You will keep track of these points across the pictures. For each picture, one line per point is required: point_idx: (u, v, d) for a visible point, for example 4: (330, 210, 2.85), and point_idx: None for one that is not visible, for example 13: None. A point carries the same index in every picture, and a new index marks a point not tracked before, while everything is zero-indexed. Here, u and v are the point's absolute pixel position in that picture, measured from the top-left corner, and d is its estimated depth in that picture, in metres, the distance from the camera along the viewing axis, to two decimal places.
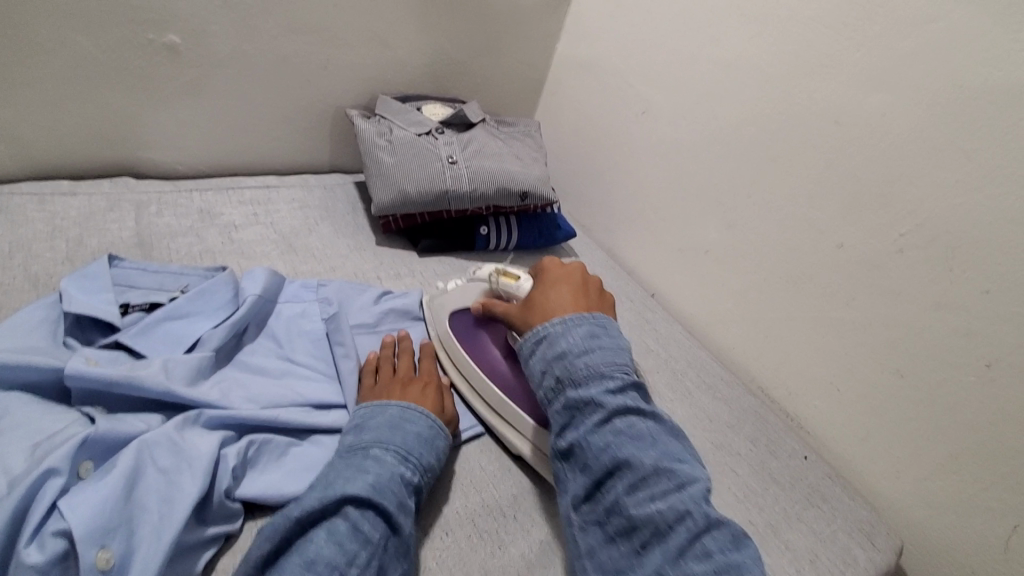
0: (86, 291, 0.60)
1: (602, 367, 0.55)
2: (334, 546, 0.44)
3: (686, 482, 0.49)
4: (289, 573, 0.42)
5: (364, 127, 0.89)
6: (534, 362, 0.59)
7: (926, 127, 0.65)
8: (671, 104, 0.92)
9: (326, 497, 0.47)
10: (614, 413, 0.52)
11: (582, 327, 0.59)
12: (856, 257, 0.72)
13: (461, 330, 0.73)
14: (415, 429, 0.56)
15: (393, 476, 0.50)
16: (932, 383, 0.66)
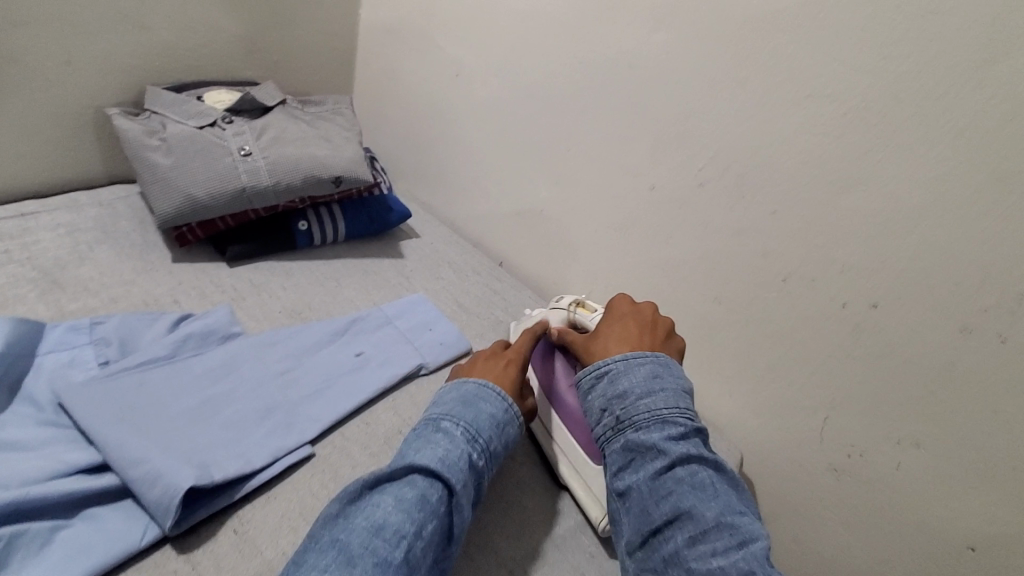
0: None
1: (664, 411, 0.51)
2: (401, 513, 0.43)
3: (751, 540, 0.44)
4: (353, 539, 0.41)
5: (127, 126, 0.75)
6: (591, 398, 0.55)
7: (704, 62, 0.66)
8: (481, 63, 0.88)
9: (394, 469, 0.47)
10: (679, 461, 0.48)
11: (644, 366, 0.54)
12: (667, 196, 0.74)
13: (534, 356, 0.72)
14: (489, 411, 0.55)
15: (464, 454, 0.50)
16: (745, 305, 0.71)
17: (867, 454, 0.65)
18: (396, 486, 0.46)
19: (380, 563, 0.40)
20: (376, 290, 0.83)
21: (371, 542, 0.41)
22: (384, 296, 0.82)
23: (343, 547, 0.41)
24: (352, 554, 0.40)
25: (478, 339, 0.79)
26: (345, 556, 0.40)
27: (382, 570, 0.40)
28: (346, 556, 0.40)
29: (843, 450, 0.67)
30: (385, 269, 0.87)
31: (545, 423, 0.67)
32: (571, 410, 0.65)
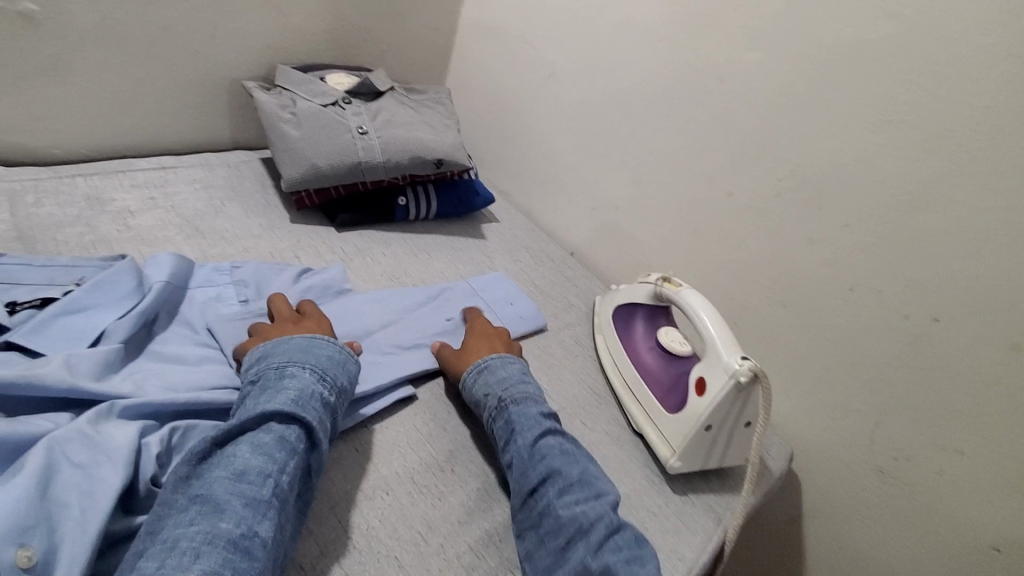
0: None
1: (535, 393, 0.63)
2: (262, 457, 0.46)
3: (603, 492, 0.55)
4: (218, 486, 0.44)
5: (264, 99, 0.85)
6: (475, 389, 0.63)
7: (792, 82, 0.72)
8: (574, 66, 0.95)
9: (245, 418, 0.48)
10: (548, 432, 0.59)
11: (516, 364, 0.67)
12: (743, 203, 0.79)
13: (619, 321, 0.80)
14: (325, 354, 0.58)
15: (309, 396, 0.52)
16: (809, 310, 0.76)
17: (912, 458, 0.71)
18: (251, 433, 0.48)
19: (251, 502, 0.44)
20: (463, 266, 0.91)
21: (235, 487, 0.44)
22: (469, 271, 0.90)
23: (209, 496, 0.43)
24: (219, 502, 0.43)
25: (553, 318, 0.86)
26: (211, 504, 0.43)
27: (253, 509, 0.43)
28: (211, 506, 0.43)
29: (890, 454, 0.73)
30: (470, 248, 0.95)
31: (622, 375, 0.75)
32: (653, 369, 0.72)
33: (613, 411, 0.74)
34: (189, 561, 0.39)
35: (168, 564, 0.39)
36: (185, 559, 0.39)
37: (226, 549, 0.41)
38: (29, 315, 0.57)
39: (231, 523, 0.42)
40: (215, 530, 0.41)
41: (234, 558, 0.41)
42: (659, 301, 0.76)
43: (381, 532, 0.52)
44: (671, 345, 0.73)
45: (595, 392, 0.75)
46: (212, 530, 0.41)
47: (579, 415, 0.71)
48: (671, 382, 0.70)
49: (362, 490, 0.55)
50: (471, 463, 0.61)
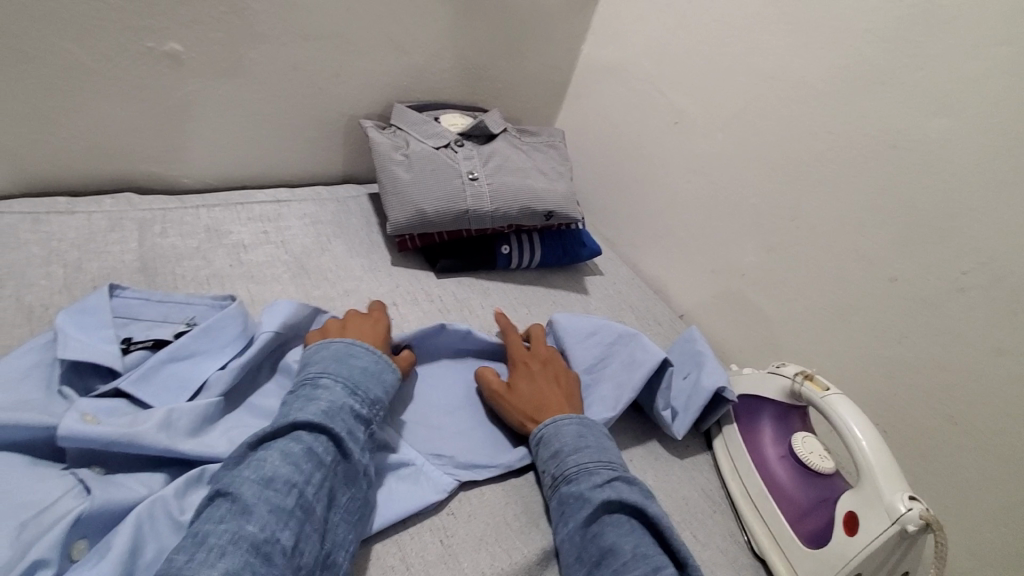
0: (85, 331, 0.55)
1: (590, 463, 0.56)
2: (290, 464, 0.45)
3: (664, 569, 0.47)
4: (246, 488, 0.43)
5: (379, 139, 0.83)
6: (535, 459, 0.60)
7: (993, 158, 0.59)
8: (707, 116, 0.86)
9: (277, 422, 0.48)
10: (601, 507, 0.52)
11: (571, 426, 0.60)
12: (910, 293, 0.67)
13: (741, 413, 0.70)
14: (362, 365, 0.56)
15: (342, 408, 0.51)
16: (992, 433, 0.62)
17: None
18: (279, 440, 0.47)
19: (277, 509, 0.42)
20: None
21: (264, 491, 0.43)
22: None
23: (238, 498, 0.42)
24: (246, 503, 0.42)
25: None
26: (239, 505, 0.42)
27: (278, 516, 0.42)
28: (239, 506, 0.41)
29: None
30: (571, 304, 0.88)
31: (744, 483, 0.65)
32: (783, 484, 0.61)
33: (729, 523, 0.64)
34: (215, 557, 0.38)
35: (195, 559, 0.37)
36: (211, 556, 0.38)
37: (249, 552, 0.39)
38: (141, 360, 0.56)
39: (257, 526, 0.41)
40: (242, 531, 0.40)
41: (256, 562, 0.39)
42: (796, 400, 0.65)
43: None
44: (809, 458, 0.62)
45: (708, 496, 0.66)
46: (238, 531, 0.40)
47: (690, 526, 0.61)
48: (807, 505, 0.59)
49: None
50: None
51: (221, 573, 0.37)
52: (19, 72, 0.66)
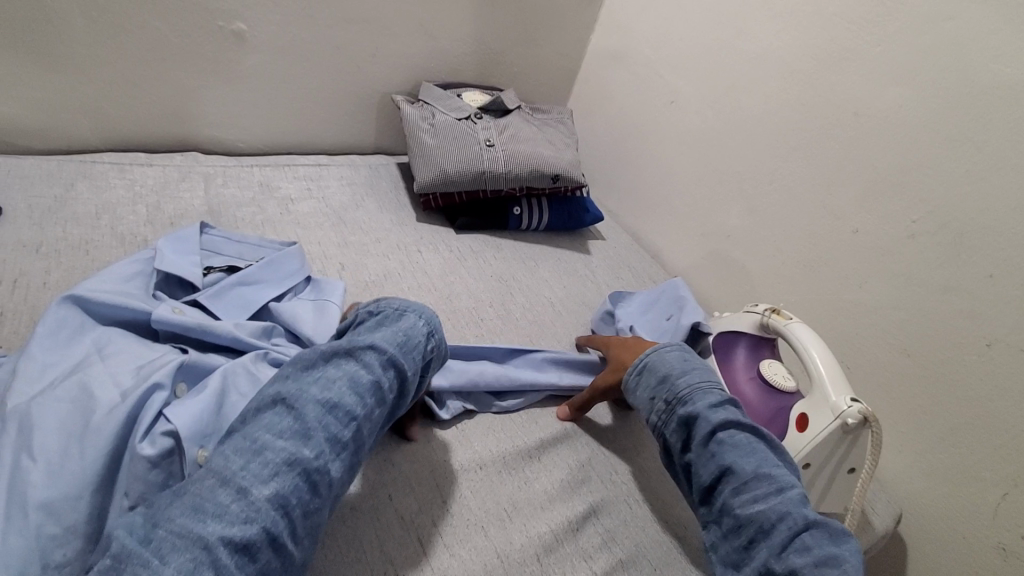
0: (177, 252, 0.67)
1: (704, 386, 0.60)
2: (354, 397, 0.49)
3: (788, 489, 0.52)
4: (308, 410, 0.47)
5: (408, 110, 0.96)
6: (638, 387, 0.64)
7: (937, 121, 0.69)
8: (699, 94, 0.96)
9: (352, 349, 0.52)
10: (720, 426, 0.56)
11: (674, 353, 0.65)
12: (870, 242, 0.76)
13: (718, 347, 0.79)
14: (428, 316, 0.59)
15: (412, 355, 0.55)
16: (938, 362, 0.71)
17: None
18: (351, 366, 0.51)
19: (331, 440, 0.46)
20: (567, 277, 0.95)
21: (324, 418, 0.47)
22: (573, 283, 0.94)
23: (300, 417, 0.46)
24: (308, 428, 0.46)
25: None
26: (300, 426, 0.46)
27: (331, 447, 0.46)
28: (299, 428, 0.46)
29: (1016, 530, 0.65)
30: (575, 261, 0.99)
31: None
32: (752, 400, 0.71)
33: None
34: (268, 475, 0.43)
35: (252, 470, 0.43)
36: (266, 471, 0.43)
37: (300, 476, 0.44)
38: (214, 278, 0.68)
39: (312, 452, 0.45)
40: (298, 454, 0.44)
41: (303, 488, 0.44)
42: (766, 332, 0.74)
43: (472, 503, 0.57)
44: (774, 378, 0.71)
45: None
46: (297, 452, 0.44)
47: None
48: (772, 416, 0.68)
49: (458, 461, 0.60)
50: (558, 458, 0.64)
51: (269, 494, 0.42)
52: (116, 44, 0.80)
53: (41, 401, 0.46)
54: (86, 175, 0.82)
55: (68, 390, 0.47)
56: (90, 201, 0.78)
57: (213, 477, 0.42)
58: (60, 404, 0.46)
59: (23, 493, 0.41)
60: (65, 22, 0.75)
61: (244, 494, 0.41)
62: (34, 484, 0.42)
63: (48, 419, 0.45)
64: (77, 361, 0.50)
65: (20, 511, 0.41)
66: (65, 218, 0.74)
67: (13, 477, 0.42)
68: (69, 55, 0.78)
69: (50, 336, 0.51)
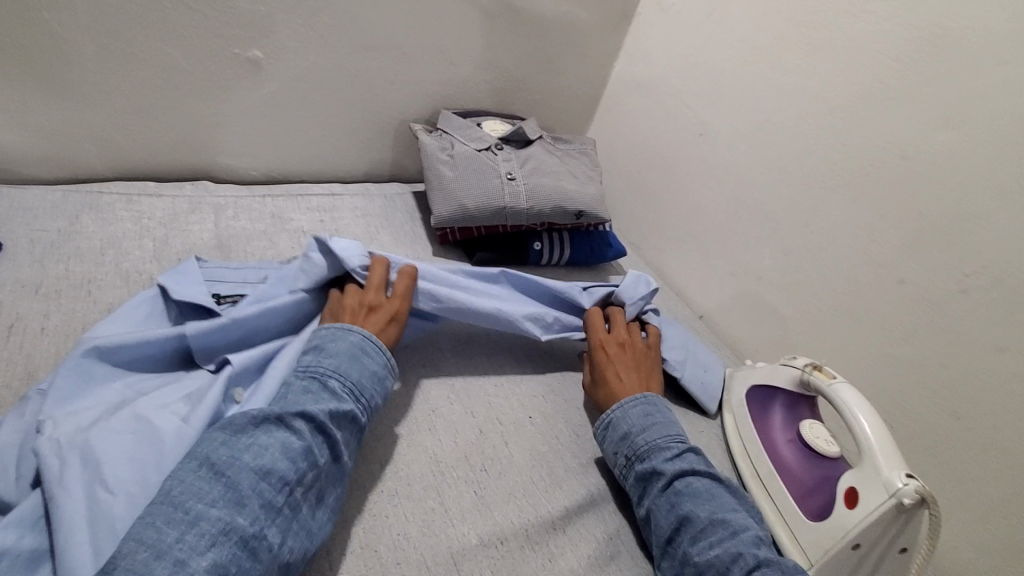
0: (182, 284, 0.64)
1: (659, 441, 0.62)
2: (288, 461, 0.47)
3: (739, 531, 0.54)
4: (239, 475, 0.45)
5: (427, 140, 0.92)
6: (606, 444, 0.65)
7: (995, 169, 0.64)
8: (730, 128, 0.92)
9: (285, 412, 0.49)
10: (675, 476, 0.59)
11: (637, 407, 0.66)
12: (918, 294, 0.71)
13: (754, 403, 0.74)
14: (373, 364, 0.58)
15: (345, 415, 0.53)
16: (994, 427, 0.66)
17: None
18: (283, 427, 0.49)
19: (266, 505, 0.44)
20: None
21: (258, 484, 0.45)
22: None
23: (231, 484, 0.44)
24: (241, 494, 0.44)
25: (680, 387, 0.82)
26: (234, 492, 0.44)
27: (266, 513, 0.44)
28: (234, 495, 0.44)
29: None
30: None
31: (754, 464, 0.69)
32: (791, 465, 0.66)
33: None
34: (205, 546, 0.41)
35: (186, 542, 0.40)
36: (201, 542, 0.41)
37: (237, 544, 0.42)
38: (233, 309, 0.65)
39: (247, 520, 0.43)
40: (232, 522, 0.42)
41: (241, 556, 0.42)
42: (805, 389, 0.70)
43: None
44: (816, 441, 0.66)
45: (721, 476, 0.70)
46: (231, 521, 0.42)
47: None
48: (814, 484, 0.63)
49: (478, 534, 0.55)
50: (584, 528, 0.60)
51: (208, 565, 0.40)
52: (127, 72, 0.77)
53: (101, 435, 0.47)
54: (92, 206, 0.78)
55: (127, 421, 0.49)
56: (95, 236, 0.75)
57: (145, 551, 0.39)
58: (124, 436, 0.48)
59: (109, 526, 0.42)
60: (75, 50, 0.72)
61: (181, 567, 0.39)
62: (122, 517, 0.43)
63: (115, 449, 0.46)
64: (122, 398, 0.53)
65: (114, 540, 0.42)
66: (68, 254, 0.71)
67: (96, 511, 0.43)
68: (79, 84, 0.75)
69: (71, 382, 0.51)
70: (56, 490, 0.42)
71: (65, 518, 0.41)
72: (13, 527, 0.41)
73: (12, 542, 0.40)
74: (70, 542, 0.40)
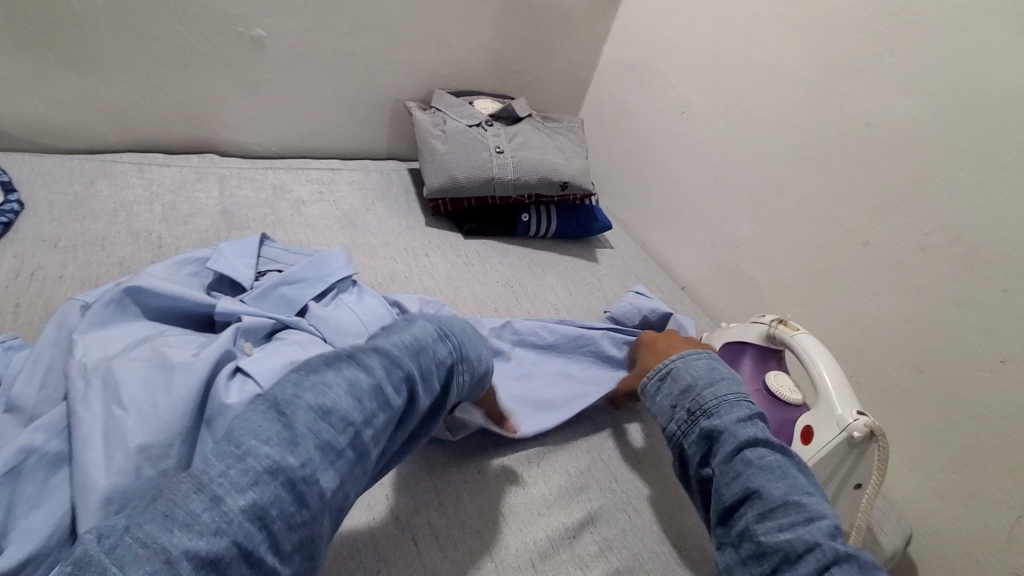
0: (233, 253, 0.69)
1: (728, 397, 0.58)
2: (354, 402, 0.40)
3: (817, 518, 0.48)
4: (300, 415, 0.38)
5: (420, 117, 0.97)
6: (658, 397, 0.62)
7: (950, 133, 0.68)
8: (710, 105, 0.96)
9: (356, 353, 0.44)
10: (747, 444, 0.54)
11: (700, 360, 0.63)
12: (880, 255, 0.75)
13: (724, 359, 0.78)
14: (462, 325, 0.53)
15: (423, 364, 0.46)
16: (951, 377, 0.69)
17: None
18: (354, 366, 0.43)
19: (324, 447, 0.38)
20: (574, 284, 0.95)
21: (317, 424, 0.39)
22: (580, 290, 0.94)
23: (291, 424, 0.38)
24: (296, 432, 0.38)
25: None
26: (288, 432, 0.38)
27: (324, 455, 0.38)
28: (289, 434, 0.37)
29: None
30: (582, 268, 0.99)
31: None
32: None
33: None
34: (246, 483, 0.35)
35: (228, 476, 0.35)
36: (243, 479, 0.35)
37: (283, 485, 0.36)
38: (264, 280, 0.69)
39: (299, 459, 0.37)
40: (282, 462, 0.36)
41: (285, 499, 0.36)
42: (772, 343, 0.73)
43: (468, 505, 0.57)
44: (779, 389, 0.70)
45: None
46: (280, 460, 0.36)
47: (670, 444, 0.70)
48: (775, 426, 0.67)
49: (456, 463, 0.60)
50: (556, 463, 0.64)
51: (245, 504, 0.34)
52: (140, 48, 0.82)
53: (120, 362, 0.49)
54: (106, 174, 0.84)
55: (143, 352, 0.51)
56: (108, 199, 0.80)
57: (189, 482, 0.34)
58: (139, 364, 0.49)
59: (120, 441, 0.44)
60: (91, 26, 0.78)
61: (216, 504, 0.34)
62: (132, 429, 0.45)
63: (130, 374, 0.48)
64: (143, 336, 0.55)
65: (122, 454, 0.43)
66: (84, 214, 0.76)
67: (111, 426, 0.45)
68: (95, 59, 0.81)
69: (107, 313, 0.55)
70: (78, 407, 0.46)
71: (82, 429, 0.44)
72: (41, 431, 0.45)
73: (39, 443, 0.44)
74: (85, 450, 0.43)
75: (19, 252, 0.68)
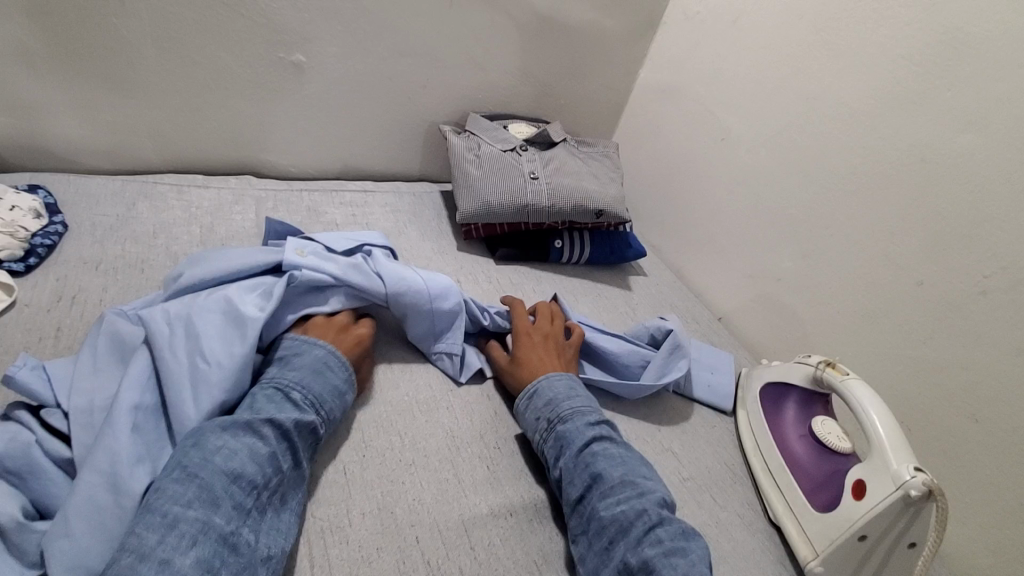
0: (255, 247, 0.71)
1: (581, 408, 0.63)
2: (256, 465, 0.47)
3: (647, 493, 0.55)
4: (212, 479, 0.44)
5: (455, 141, 0.97)
6: (527, 413, 0.65)
7: (1014, 171, 0.64)
8: (750, 132, 0.94)
9: (255, 418, 0.49)
10: (592, 440, 0.59)
11: (563, 380, 0.66)
12: (935, 296, 0.71)
13: (767, 400, 0.75)
14: (335, 378, 0.58)
15: (308, 424, 0.53)
16: (1011, 430, 0.65)
17: None
18: (253, 433, 0.49)
19: (237, 507, 0.44)
20: (608, 313, 0.92)
21: (229, 487, 0.44)
22: (614, 319, 0.91)
23: (206, 486, 0.43)
24: (215, 495, 0.43)
25: None
26: (208, 494, 0.43)
27: (240, 514, 0.44)
28: (207, 497, 0.43)
29: None
30: (616, 297, 0.97)
31: (764, 458, 0.70)
32: (802, 460, 0.67)
33: (748, 494, 0.69)
34: (186, 545, 0.40)
35: (166, 541, 0.39)
36: (183, 542, 0.40)
37: (214, 543, 0.41)
38: (312, 239, 0.71)
39: (223, 519, 0.43)
40: (210, 522, 0.42)
41: (223, 553, 0.41)
42: (819, 386, 0.70)
43: (500, 552, 0.55)
44: (828, 437, 0.67)
45: (730, 468, 0.71)
46: (207, 520, 0.42)
47: (709, 489, 0.67)
48: (826, 479, 0.64)
49: (488, 505, 0.58)
50: None
51: (192, 562, 0.39)
52: (183, 72, 0.84)
53: (197, 313, 0.57)
54: (146, 195, 0.85)
55: (219, 304, 0.58)
56: (148, 221, 0.81)
57: (128, 555, 0.38)
58: (214, 315, 0.57)
59: (206, 384, 0.52)
60: (136, 51, 0.79)
61: (165, 565, 0.38)
62: (218, 381, 0.53)
63: (207, 328, 0.56)
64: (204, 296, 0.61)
65: (211, 394, 0.52)
66: (125, 236, 0.78)
67: (200, 375, 0.53)
68: (140, 83, 0.82)
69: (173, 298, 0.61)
70: (166, 359, 0.53)
71: (176, 378, 0.52)
72: (138, 388, 0.50)
73: (142, 399, 0.50)
74: (182, 396, 0.51)
75: (63, 275, 0.70)
